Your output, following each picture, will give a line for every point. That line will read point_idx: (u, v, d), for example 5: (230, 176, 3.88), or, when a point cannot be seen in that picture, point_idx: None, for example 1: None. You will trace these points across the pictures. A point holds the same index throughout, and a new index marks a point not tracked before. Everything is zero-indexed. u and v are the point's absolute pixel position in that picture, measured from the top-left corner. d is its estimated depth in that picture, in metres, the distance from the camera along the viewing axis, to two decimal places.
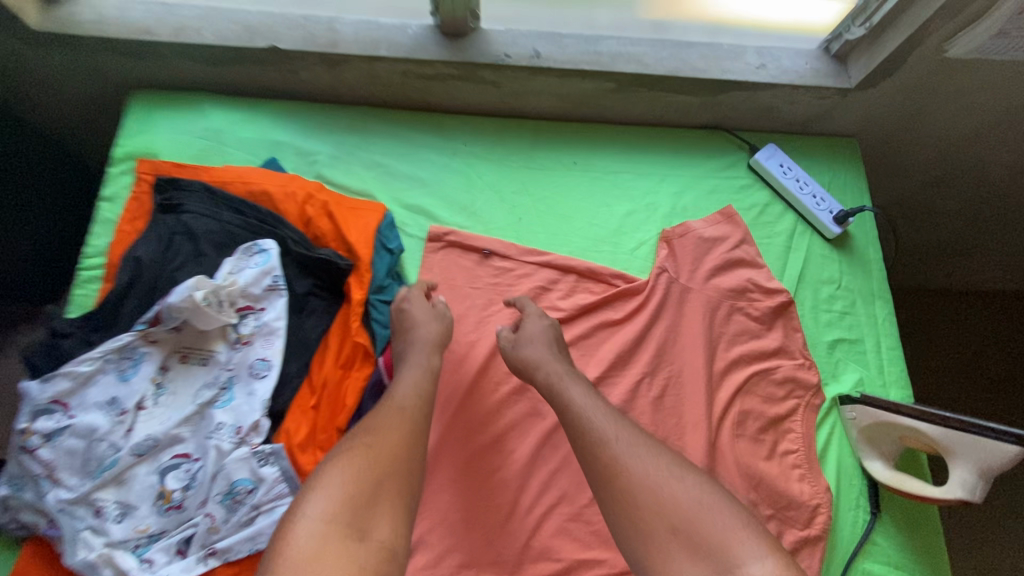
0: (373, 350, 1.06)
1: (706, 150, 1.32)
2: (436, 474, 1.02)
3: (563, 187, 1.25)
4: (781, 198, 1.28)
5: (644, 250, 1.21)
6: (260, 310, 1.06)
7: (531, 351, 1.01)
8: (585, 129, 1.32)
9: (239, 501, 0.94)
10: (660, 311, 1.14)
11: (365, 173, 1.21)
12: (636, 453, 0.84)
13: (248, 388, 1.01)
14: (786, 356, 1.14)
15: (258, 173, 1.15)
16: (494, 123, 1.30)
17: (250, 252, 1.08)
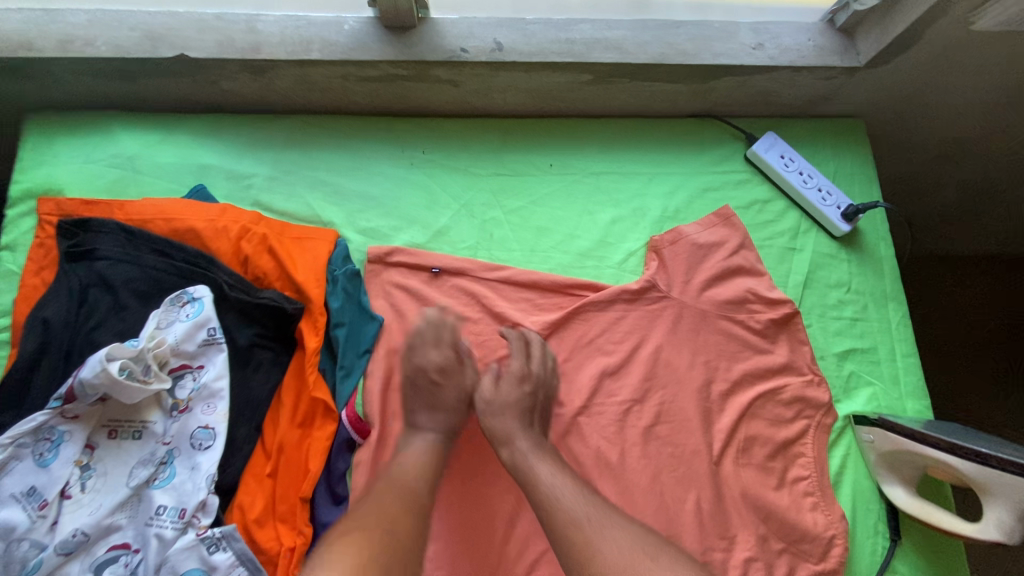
0: (335, 403, 0.93)
1: (696, 142, 1.17)
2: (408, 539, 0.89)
3: (539, 195, 1.11)
4: (782, 193, 1.14)
5: (633, 262, 1.07)
6: (198, 368, 0.92)
7: (502, 427, 0.89)
8: (560, 126, 1.16)
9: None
10: (653, 330, 1.01)
11: (310, 194, 1.06)
12: (604, 521, 0.74)
13: (191, 462, 0.87)
14: (794, 373, 1.02)
15: (183, 205, 0.99)
16: (457, 126, 1.14)
17: (177, 303, 0.92)
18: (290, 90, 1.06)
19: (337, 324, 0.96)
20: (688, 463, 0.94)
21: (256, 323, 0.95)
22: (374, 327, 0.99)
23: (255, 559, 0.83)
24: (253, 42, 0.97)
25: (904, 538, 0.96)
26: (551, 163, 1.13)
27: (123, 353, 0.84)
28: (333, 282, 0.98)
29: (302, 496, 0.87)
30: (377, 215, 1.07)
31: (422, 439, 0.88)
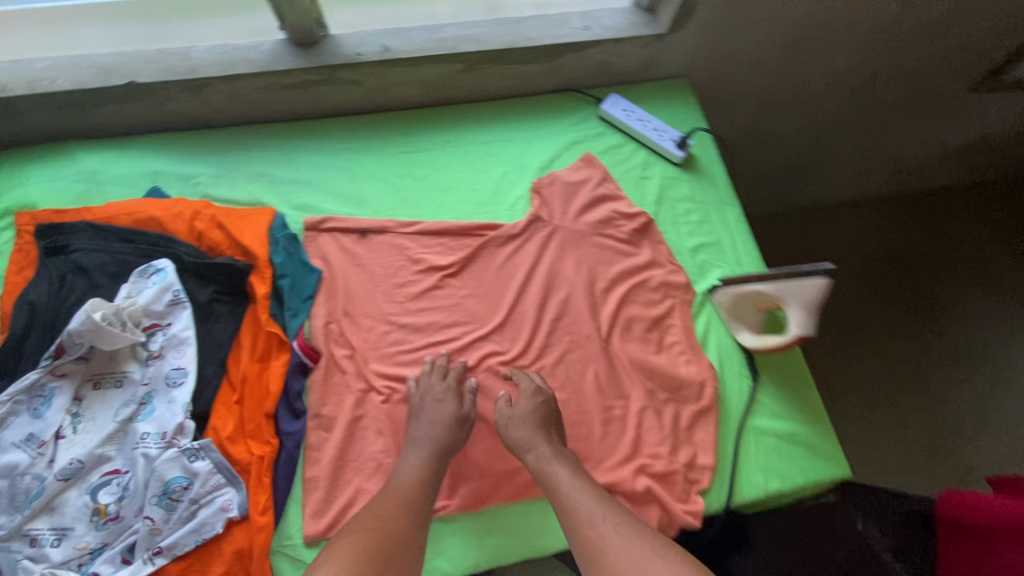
0: (289, 337, 1.11)
1: (561, 110, 1.47)
2: (349, 433, 1.05)
3: (440, 166, 1.36)
4: (630, 139, 1.44)
5: (524, 203, 1.32)
6: (166, 325, 1.10)
7: (520, 432, 1.02)
8: (453, 112, 1.44)
9: (176, 502, 0.96)
10: (541, 248, 1.25)
11: (251, 185, 1.28)
12: (630, 537, 0.85)
13: (168, 397, 1.04)
14: (656, 267, 1.26)
15: (142, 202, 1.20)
16: (366, 124, 1.39)
17: (146, 275, 1.11)
18: (223, 106, 1.30)
19: (282, 276, 1.15)
20: (582, 342, 1.16)
21: (212, 280, 1.14)
22: (315, 278, 1.18)
23: (229, 466, 0.99)
24: (184, 57, 1.23)
25: (760, 376, 1.18)
26: (449, 141, 1.39)
27: (104, 309, 1.02)
28: (278, 245, 1.19)
29: (267, 412, 1.04)
30: (308, 195, 1.28)
31: (428, 451, 0.99)
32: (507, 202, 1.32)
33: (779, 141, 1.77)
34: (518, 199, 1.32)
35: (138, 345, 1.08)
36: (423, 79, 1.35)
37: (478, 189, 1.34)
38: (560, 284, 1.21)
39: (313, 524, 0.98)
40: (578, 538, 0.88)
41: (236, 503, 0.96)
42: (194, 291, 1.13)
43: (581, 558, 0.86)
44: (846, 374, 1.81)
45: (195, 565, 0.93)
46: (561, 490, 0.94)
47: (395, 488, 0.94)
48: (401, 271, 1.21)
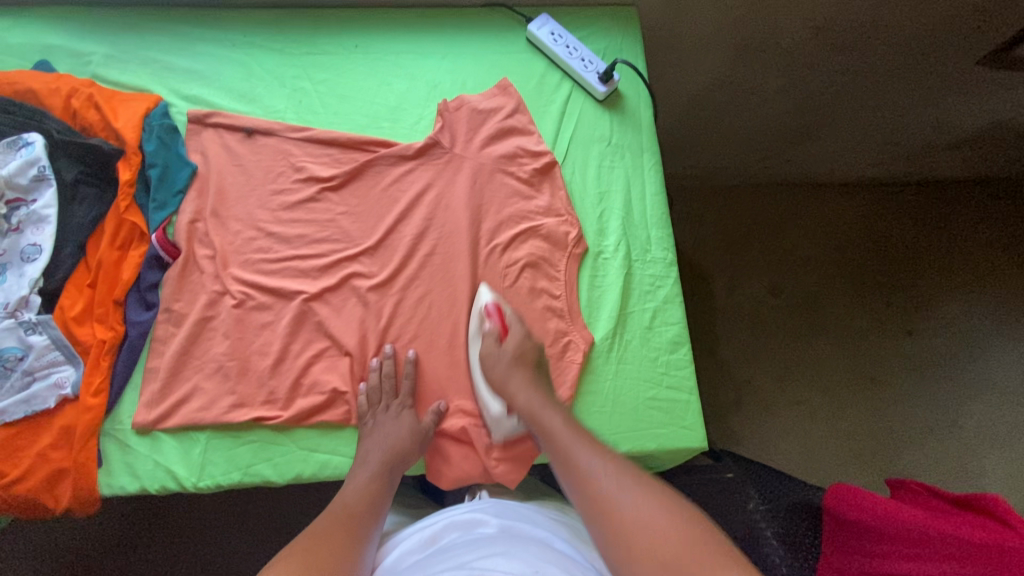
0: (150, 228, 0.77)
1: (606, 21, 0.94)
2: (213, 315, 0.76)
3: (594, 183, 0.86)
4: (634, 85, 0.91)
5: (694, 414, 0.77)
6: (28, 203, 0.76)
7: (508, 376, 0.73)
8: (449, 15, 0.94)
9: (12, 372, 0.70)
10: (586, 210, 0.84)
11: (230, 40, 0.89)
12: (626, 485, 0.59)
13: (18, 271, 0.73)
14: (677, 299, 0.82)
15: (27, 75, 0.81)
16: (497, 21, 0.93)
17: (13, 146, 0.76)
18: None
19: (150, 163, 0.79)
20: (632, 322, 0.80)
21: (82, 161, 0.78)
22: (188, 173, 0.80)
23: (76, 352, 0.72)
24: None
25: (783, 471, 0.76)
26: (608, 112, 0.89)
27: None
28: (148, 129, 0.80)
29: (115, 299, 0.74)
30: (369, 105, 0.88)
31: (378, 459, 0.70)
32: (666, 406, 0.77)
33: (917, 291, 1.64)
34: (681, 410, 0.77)
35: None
36: (619, 46, 0.92)
37: (627, 364, 0.78)
38: (618, 428, 0.76)
39: (145, 411, 0.72)
40: (574, 476, 0.62)
41: (75, 380, 0.71)
42: (61, 169, 0.78)
43: (582, 510, 0.60)
44: (893, 462, 1.50)
45: (26, 436, 0.69)
46: (552, 433, 0.67)
47: (341, 500, 0.66)
48: (471, 123, 0.87)
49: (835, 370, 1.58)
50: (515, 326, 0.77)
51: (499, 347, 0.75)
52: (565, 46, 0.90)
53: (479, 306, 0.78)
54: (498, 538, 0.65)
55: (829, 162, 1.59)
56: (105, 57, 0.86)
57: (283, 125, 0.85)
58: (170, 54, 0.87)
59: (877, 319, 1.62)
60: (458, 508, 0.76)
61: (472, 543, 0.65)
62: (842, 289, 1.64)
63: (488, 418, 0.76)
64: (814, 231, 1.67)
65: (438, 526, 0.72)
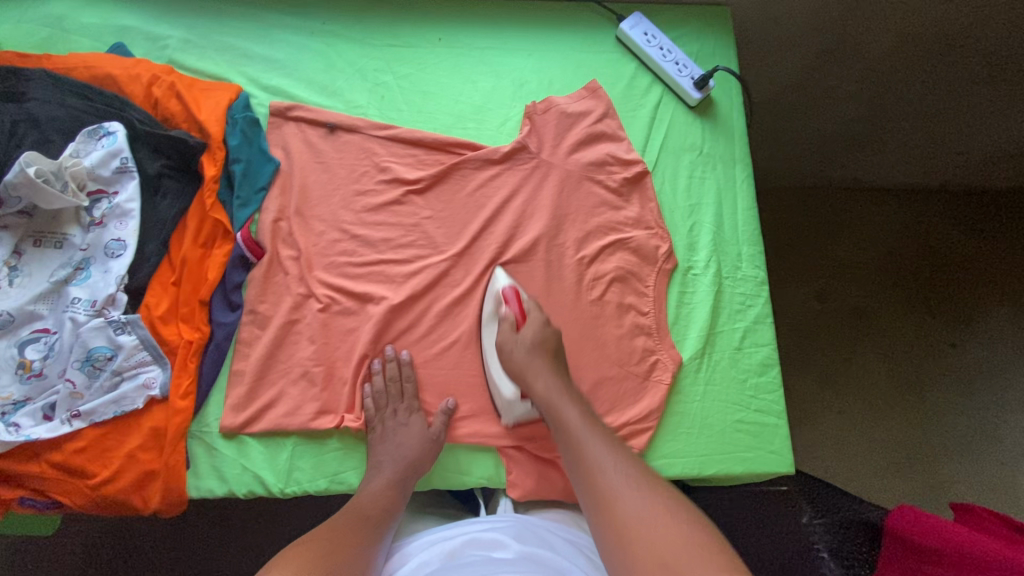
0: (235, 226, 0.75)
1: (699, 22, 0.90)
2: (297, 319, 0.75)
3: (684, 195, 0.83)
4: (728, 91, 0.88)
5: (782, 439, 0.77)
6: (112, 196, 0.74)
7: (527, 362, 0.70)
8: (535, 10, 0.90)
9: (101, 371, 0.68)
10: (675, 224, 0.82)
11: (309, 28, 0.86)
12: (635, 486, 0.57)
13: (104, 267, 0.71)
14: (766, 320, 0.80)
15: (106, 59, 0.78)
16: (585, 18, 0.89)
17: (94, 135, 0.74)
18: None
19: (234, 158, 0.76)
20: (720, 342, 0.79)
21: (164, 154, 0.76)
22: (271, 169, 0.78)
23: (164, 353, 0.71)
24: None
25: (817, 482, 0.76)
26: (699, 119, 0.86)
27: (42, 165, 0.68)
28: (231, 121, 0.77)
29: (202, 299, 0.73)
30: (452, 104, 0.85)
31: (395, 468, 0.69)
32: (753, 429, 0.76)
33: (971, 294, 1.43)
34: (768, 434, 0.77)
35: (81, 208, 0.73)
36: (713, 48, 0.88)
37: (715, 385, 0.77)
38: (705, 451, 0.75)
39: (231, 415, 0.71)
40: (588, 477, 0.60)
41: (162, 381, 0.69)
42: (143, 161, 0.76)
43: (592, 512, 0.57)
44: (939, 483, 1.32)
45: (114, 437, 0.68)
46: (566, 425, 0.65)
47: (358, 502, 0.65)
48: (559, 126, 0.84)
49: (879, 384, 1.39)
50: (533, 313, 0.74)
51: (517, 335, 0.73)
52: (658, 47, 0.86)
53: (495, 290, 0.77)
54: (515, 562, 0.58)
55: (891, 167, 1.40)
56: (181, 41, 0.82)
57: (367, 122, 0.82)
58: (248, 41, 0.84)
59: (924, 327, 1.42)
60: (475, 524, 0.69)
61: (487, 564, 0.59)
62: (890, 298, 1.44)
63: (500, 399, 0.74)
64: (869, 242, 1.46)
65: (452, 541, 0.65)
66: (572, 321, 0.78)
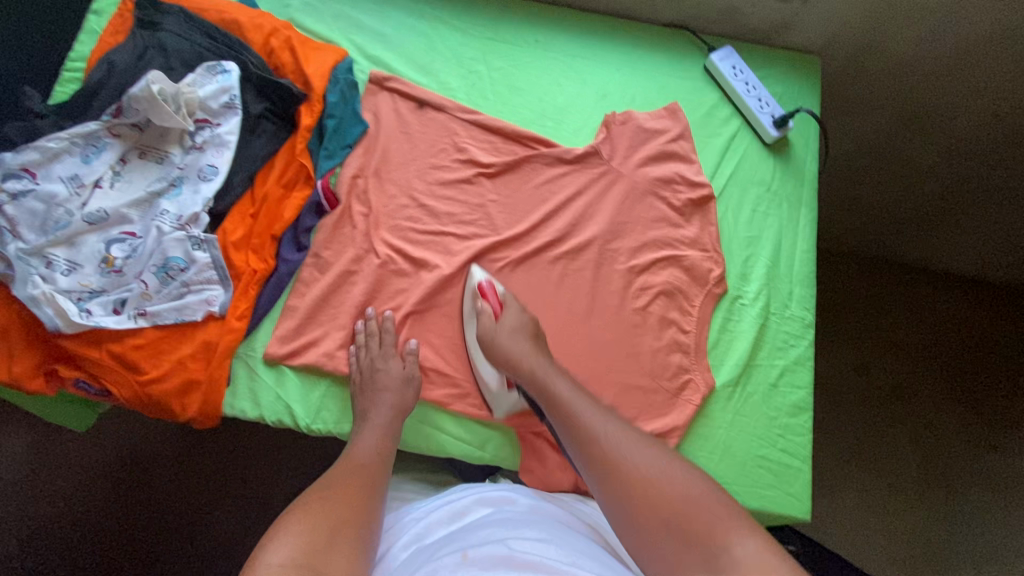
0: (317, 174, 0.80)
1: (788, 66, 0.92)
2: (355, 270, 0.79)
3: (745, 226, 0.84)
4: (807, 134, 0.89)
5: (803, 484, 0.75)
6: (214, 127, 0.80)
7: (511, 345, 0.72)
8: (630, 29, 0.94)
9: (172, 280, 0.73)
10: (731, 252, 0.83)
11: (418, 10, 0.92)
12: (633, 444, 0.60)
13: (195, 188, 0.77)
14: (806, 363, 0.80)
15: (234, 6, 0.86)
16: (676, 44, 0.93)
17: (212, 71, 0.80)
18: None
19: (329, 113, 0.82)
20: (756, 375, 0.79)
21: (268, 98, 0.82)
22: (360, 130, 0.83)
23: (230, 275, 0.75)
24: None
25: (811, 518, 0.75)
26: (772, 156, 0.88)
27: (164, 85, 0.75)
28: (334, 80, 0.83)
29: (273, 233, 0.78)
30: (537, 101, 0.89)
31: (382, 414, 0.70)
32: (776, 467, 0.75)
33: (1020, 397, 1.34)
34: (790, 476, 0.75)
35: (185, 132, 0.80)
36: (797, 92, 0.90)
37: (744, 415, 0.77)
38: (723, 479, 0.74)
39: (277, 345, 0.75)
40: (593, 458, 0.60)
41: (223, 301, 0.74)
42: (248, 101, 0.82)
43: (593, 472, 0.59)
44: None
45: (170, 342, 0.73)
46: (556, 398, 0.66)
47: (349, 455, 0.65)
48: (634, 140, 0.86)
49: (903, 461, 1.31)
50: (510, 303, 0.77)
51: (497, 323, 0.75)
52: (744, 82, 0.88)
53: (473, 284, 0.79)
54: (525, 521, 0.60)
55: (949, 246, 1.35)
56: (302, 2, 0.90)
57: (454, 103, 0.87)
58: (361, 12, 0.90)
59: (965, 421, 1.33)
60: (472, 488, 0.70)
61: (499, 522, 0.60)
62: (924, 378, 1.37)
63: (487, 393, 0.77)
64: (915, 321, 1.40)
65: (452, 504, 0.66)
66: (612, 326, 0.79)
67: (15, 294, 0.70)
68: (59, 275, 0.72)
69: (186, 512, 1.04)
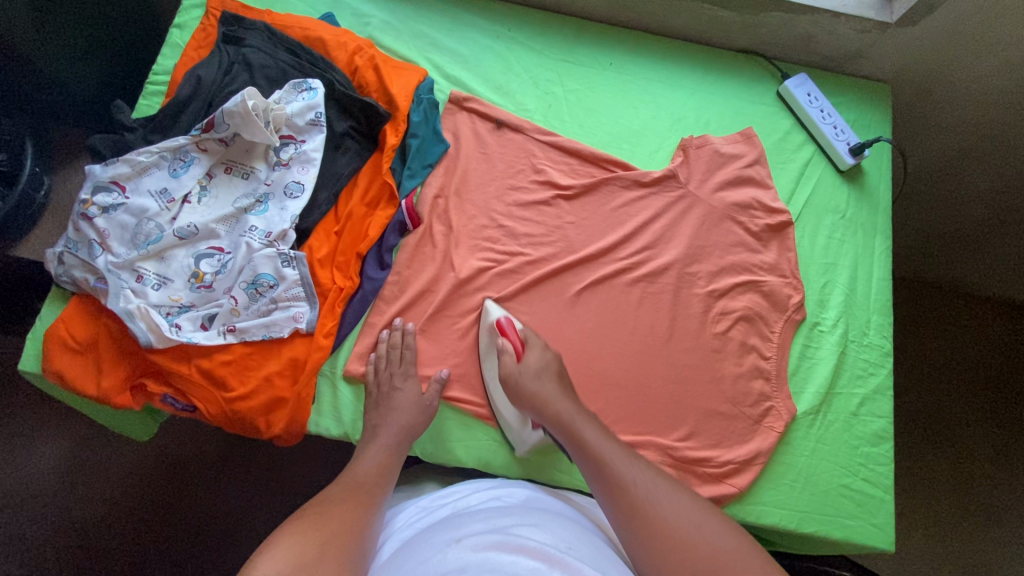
0: (400, 193, 0.81)
1: (859, 96, 0.93)
2: (436, 289, 0.79)
3: (821, 253, 0.85)
4: (878, 163, 0.90)
5: (885, 514, 0.75)
6: (299, 144, 0.80)
7: (536, 388, 0.69)
8: (700, 54, 0.95)
9: (261, 296, 0.73)
10: (807, 279, 0.84)
11: (494, 31, 0.93)
12: (663, 491, 0.57)
13: (281, 205, 0.77)
14: (885, 392, 0.80)
15: (319, 24, 0.86)
16: (748, 71, 0.94)
17: (297, 88, 0.81)
18: None
19: (413, 133, 0.82)
20: (836, 403, 0.79)
21: (352, 116, 0.83)
22: (441, 150, 0.84)
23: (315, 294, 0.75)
24: None
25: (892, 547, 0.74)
26: (846, 184, 0.88)
27: (257, 102, 0.75)
28: (417, 100, 0.84)
29: (357, 251, 0.78)
30: (613, 123, 0.90)
31: (391, 433, 0.69)
32: (858, 498, 0.75)
33: None
34: (873, 506, 0.75)
35: (271, 148, 0.80)
36: (870, 122, 0.91)
37: (826, 444, 0.77)
38: (806, 508, 0.74)
39: (361, 363, 0.75)
40: (616, 495, 0.57)
41: (310, 318, 0.73)
42: (332, 118, 0.83)
43: (623, 522, 0.55)
44: None
45: (256, 359, 0.72)
46: (580, 439, 0.63)
47: (353, 474, 0.64)
48: (710, 163, 0.87)
49: (944, 487, 1.09)
50: (531, 339, 0.75)
51: (519, 365, 0.71)
52: (819, 109, 0.89)
53: (490, 321, 0.77)
54: (520, 510, 0.56)
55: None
56: (383, 21, 0.91)
57: (532, 124, 0.87)
58: (440, 32, 0.91)
59: None
60: (473, 484, 0.66)
61: (492, 512, 0.56)
62: (972, 405, 1.16)
63: (509, 431, 0.74)
64: (977, 349, 1.20)
65: (448, 504, 0.62)
66: (692, 350, 0.80)
67: (107, 307, 0.70)
68: (150, 290, 0.72)
69: (236, 526, 1.03)
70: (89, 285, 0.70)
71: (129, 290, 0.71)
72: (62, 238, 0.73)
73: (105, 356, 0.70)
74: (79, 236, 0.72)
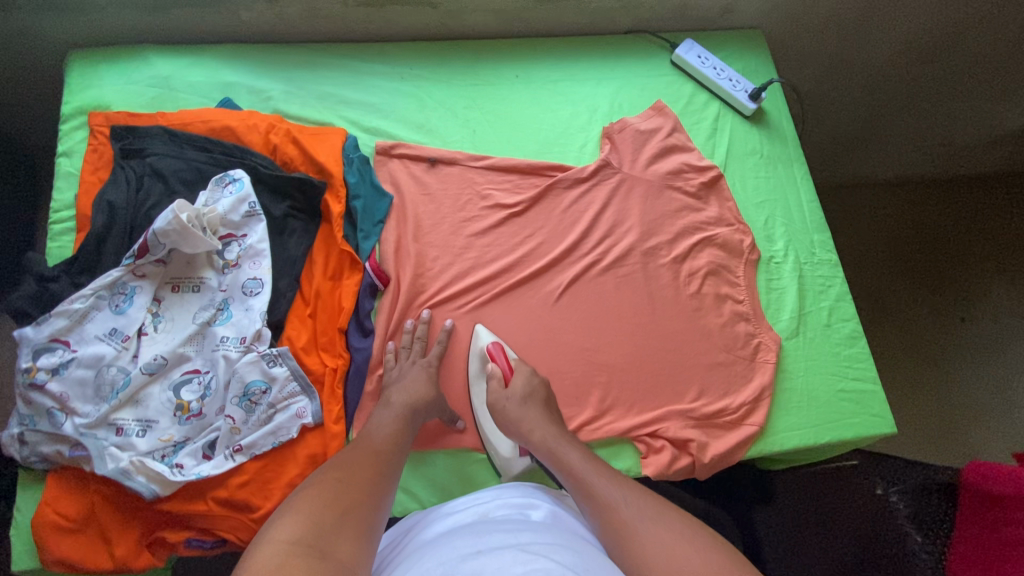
0: (361, 256, 0.79)
1: (740, 46, 1.02)
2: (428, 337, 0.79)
3: (754, 194, 0.93)
4: (774, 100, 0.99)
5: (880, 402, 0.83)
6: (241, 240, 0.77)
7: (521, 414, 0.69)
8: (593, 45, 1.00)
9: (256, 405, 0.70)
10: (751, 221, 0.91)
11: (397, 74, 0.93)
12: (636, 498, 0.55)
13: (245, 308, 0.74)
14: (845, 297, 0.89)
15: (220, 111, 0.83)
16: (639, 48, 1.00)
17: (221, 183, 0.77)
18: None
19: (354, 194, 0.81)
20: (810, 322, 0.87)
21: (286, 196, 0.81)
22: (386, 203, 0.83)
23: (309, 382, 0.72)
24: None
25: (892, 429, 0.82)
26: (755, 127, 0.97)
27: (189, 211, 0.71)
28: (348, 161, 0.83)
29: (337, 327, 0.76)
30: (538, 131, 0.93)
31: (399, 404, 0.67)
32: (855, 397, 0.83)
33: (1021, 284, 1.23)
34: (869, 399, 0.83)
35: (213, 252, 0.76)
36: (755, 66, 1.00)
37: (814, 359, 0.85)
38: (817, 421, 0.81)
39: None
40: (590, 501, 0.57)
41: (314, 410, 0.71)
42: (266, 204, 0.80)
43: (597, 524, 0.55)
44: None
45: (272, 468, 0.69)
46: (562, 459, 0.62)
47: (368, 438, 0.61)
48: (636, 142, 0.92)
49: (897, 352, 1.24)
50: (520, 367, 0.74)
51: (506, 391, 0.72)
52: (712, 67, 0.97)
53: (480, 347, 0.78)
54: (541, 527, 0.53)
55: (916, 160, 1.33)
56: (283, 93, 0.88)
57: (464, 153, 0.89)
58: (344, 89, 0.90)
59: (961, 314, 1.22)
60: (495, 492, 0.63)
61: (514, 524, 0.53)
62: (903, 273, 1.29)
63: (496, 458, 0.75)
64: (898, 221, 1.34)
65: (470, 515, 0.59)
66: (677, 317, 0.85)
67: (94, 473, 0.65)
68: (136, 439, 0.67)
69: None
70: (66, 455, 0.65)
71: (114, 446, 0.66)
72: (15, 416, 0.66)
73: (107, 524, 0.65)
74: (34, 408, 0.66)
